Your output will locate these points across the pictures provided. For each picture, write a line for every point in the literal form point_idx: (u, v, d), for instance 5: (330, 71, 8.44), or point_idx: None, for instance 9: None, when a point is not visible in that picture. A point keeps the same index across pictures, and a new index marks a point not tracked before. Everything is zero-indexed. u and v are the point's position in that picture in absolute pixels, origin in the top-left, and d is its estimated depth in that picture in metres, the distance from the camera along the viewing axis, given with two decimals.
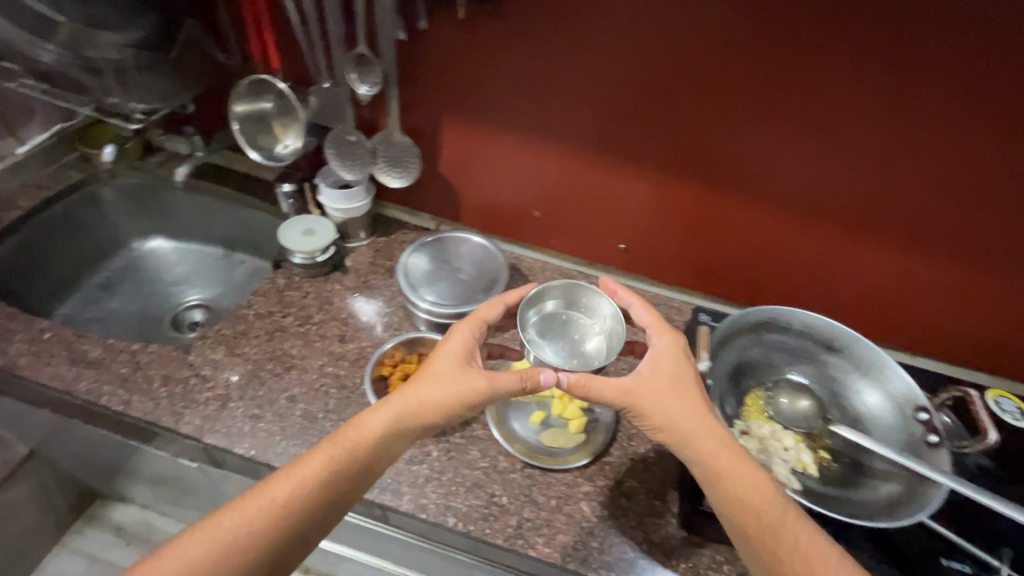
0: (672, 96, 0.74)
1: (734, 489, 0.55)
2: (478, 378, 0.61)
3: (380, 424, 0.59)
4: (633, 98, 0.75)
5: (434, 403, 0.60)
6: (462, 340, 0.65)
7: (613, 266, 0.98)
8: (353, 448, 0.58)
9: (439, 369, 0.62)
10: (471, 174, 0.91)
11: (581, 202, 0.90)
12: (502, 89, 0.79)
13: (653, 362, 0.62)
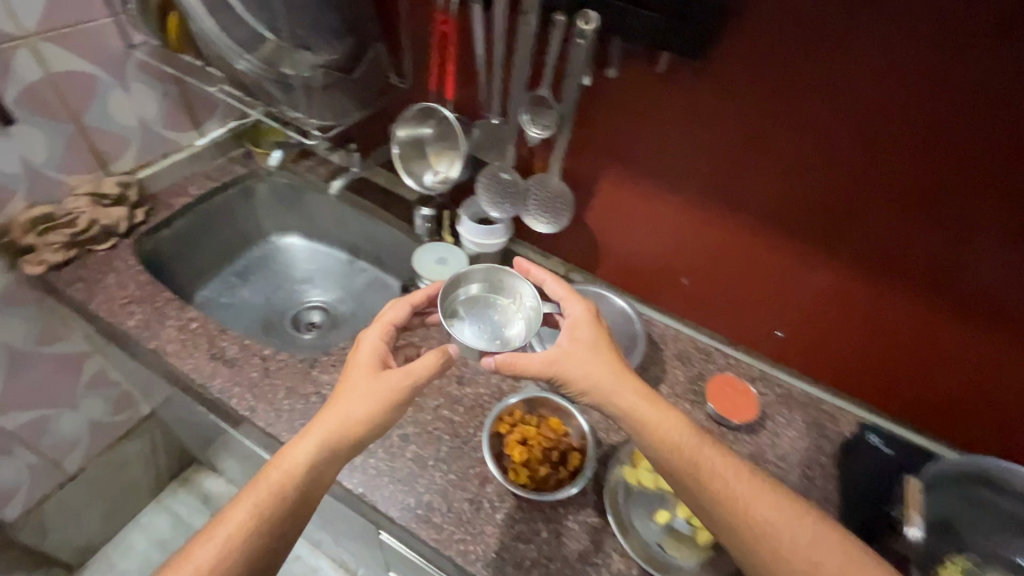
0: (862, 172, 0.63)
1: (654, 434, 0.61)
2: (392, 378, 0.66)
3: (310, 451, 0.62)
4: (843, 183, 0.64)
5: (351, 420, 0.63)
6: (367, 357, 0.68)
7: (757, 348, 0.87)
8: (289, 478, 0.61)
9: (351, 387, 0.65)
10: (623, 230, 0.85)
11: (729, 275, 0.81)
12: (688, 150, 0.71)
13: (571, 333, 0.65)
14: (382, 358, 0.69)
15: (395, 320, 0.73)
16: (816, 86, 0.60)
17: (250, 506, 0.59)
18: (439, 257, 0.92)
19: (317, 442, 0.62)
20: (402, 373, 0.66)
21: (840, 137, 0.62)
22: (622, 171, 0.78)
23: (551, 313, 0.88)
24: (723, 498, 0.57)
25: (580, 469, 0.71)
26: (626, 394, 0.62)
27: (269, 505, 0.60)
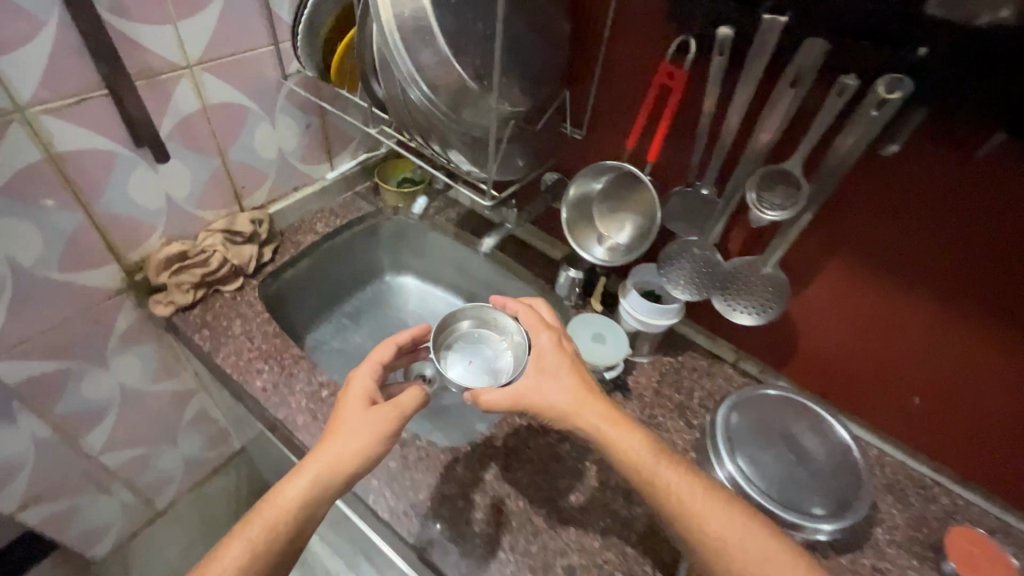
0: None
1: (625, 458, 0.55)
2: (382, 412, 0.62)
3: (303, 488, 0.57)
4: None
5: (344, 458, 0.59)
6: (355, 392, 0.65)
7: (1002, 497, 0.67)
8: (281, 517, 0.56)
9: (343, 423, 0.61)
10: (838, 324, 0.69)
11: (983, 408, 0.62)
12: (978, 255, 0.54)
13: (536, 363, 0.62)
14: (373, 396, 0.66)
15: (384, 358, 0.69)
16: None
17: (243, 546, 0.55)
18: (596, 333, 0.80)
19: (308, 480, 0.58)
20: (391, 406, 0.63)
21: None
22: (862, 263, 0.62)
23: (751, 411, 0.69)
24: (698, 534, 0.51)
25: None
26: (592, 416, 0.58)
27: (260, 549, 0.55)
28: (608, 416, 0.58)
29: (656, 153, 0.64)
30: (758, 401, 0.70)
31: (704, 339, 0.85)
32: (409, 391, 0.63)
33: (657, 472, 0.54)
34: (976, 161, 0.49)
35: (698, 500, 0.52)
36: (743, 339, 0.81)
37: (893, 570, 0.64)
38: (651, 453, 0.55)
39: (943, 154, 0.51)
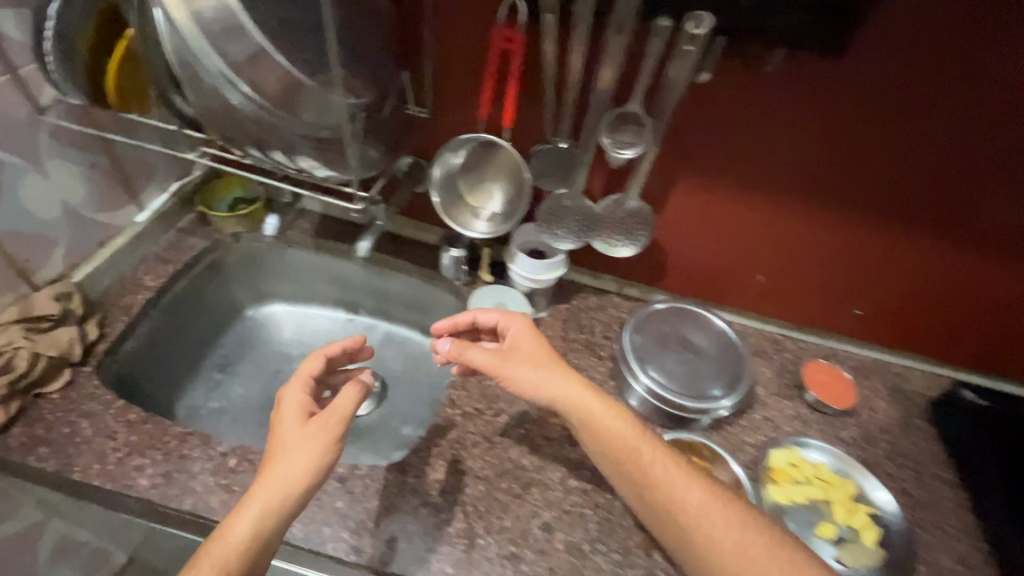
0: (972, 159, 0.63)
1: (598, 430, 0.60)
2: (323, 421, 0.55)
3: (250, 525, 0.50)
4: (972, 165, 0.63)
5: (287, 481, 0.52)
6: (291, 406, 0.57)
7: (832, 330, 0.87)
8: (228, 559, 0.48)
9: (283, 443, 0.54)
10: (696, 236, 0.79)
11: (813, 267, 0.79)
12: (800, 145, 0.66)
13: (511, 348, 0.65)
14: (312, 408, 0.59)
15: (315, 370, 0.63)
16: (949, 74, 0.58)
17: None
18: (498, 303, 0.81)
19: (254, 515, 0.51)
20: (331, 413, 0.56)
21: (975, 120, 0.60)
22: (715, 172, 0.71)
23: (641, 325, 0.79)
24: (665, 504, 0.57)
25: None
26: (608, 421, 0.60)
27: None
28: (594, 404, 0.61)
29: (510, 120, 0.65)
30: (641, 320, 0.80)
31: (587, 278, 0.92)
32: (348, 391, 0.57)
33: (649, 460, 0.59)
34: (795, 65, 0.60)
35: (674, 480, 0.58)
36: (619, 265, 0.89)
37: (779, 417, 0.79)
38: (638, 436, 0.60)
39: (762, 59, 0.60)
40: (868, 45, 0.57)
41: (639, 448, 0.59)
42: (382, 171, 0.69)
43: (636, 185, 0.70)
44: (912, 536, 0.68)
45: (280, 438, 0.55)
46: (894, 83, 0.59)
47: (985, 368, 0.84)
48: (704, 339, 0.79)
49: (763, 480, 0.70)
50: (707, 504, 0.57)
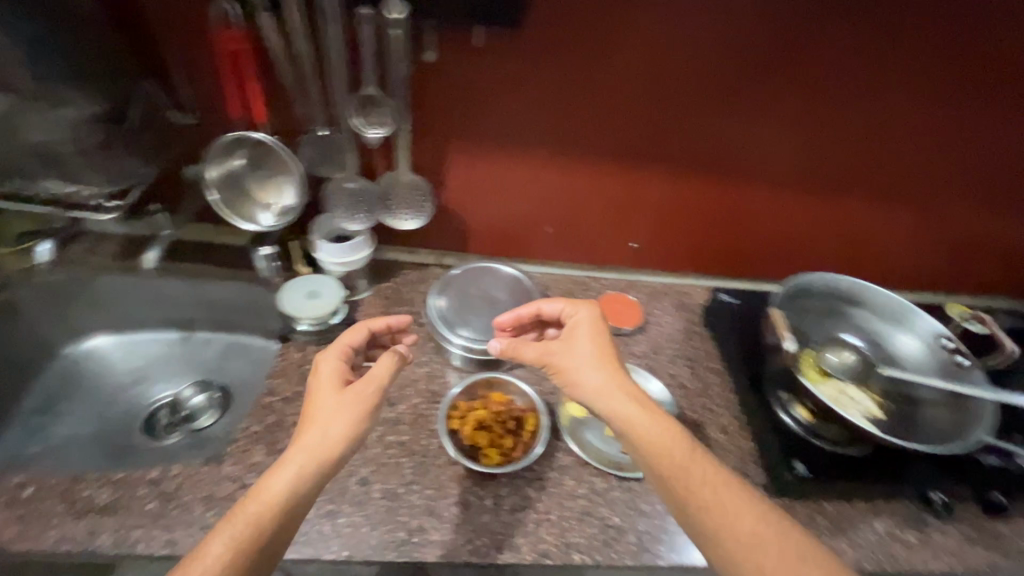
0: (677, 95, 0.76)
1: (626, 427, 0.58)
2: (360, 389, 0.60)
3: (287, 482, 0.52)
4: (667, 107, 0.77)
5: (326, 443, 0.55)
6: (327, 372, 0.62)
7: (625, 264, 1.00)
8: (259, 517, 0.50)
9: (320, 408, 0.58)
10: (485, 199, 0.88)
11: (592, 210, 0.90)
12: (541, 103, 0.75)
13: (574, 333, 0.65)
14: (347, 376, 0.63)
15: (354, 341, 0.67)
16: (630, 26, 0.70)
17: (221, 545, 0.48)
18: (311, 291, 0.85)
19: (291, 475, 0.53)
20: (368, 381, 0.61)
21: (655, 69, 0.74)
22: (474, 142, 0.80)
23: (443, 290, 0.90)
24: (691, 496, 0.54)
25: (539, 425, 0.76)
26: (635, 422, 0.58)
27: (242, 546, 0.49)
28: (620, 397, 0.59)
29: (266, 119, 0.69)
30: (444, 286, 0.90)
31: (405, 255, 0.99)
32: (384, 358, 0.62)
33: (692, 471, 0.55)
34: (500, 41, 0.69)
35: (715, 493, 0.54)
36: (430, 238, 0.96)
37: None
38: (659, 423, 0.58)
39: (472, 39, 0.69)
40: (550, 18, 0.68)
41: (663, 434, 0.57)
42: (137, 183, 0.79)
43: (403, 160, 0.78)
44: (686, 419, 0.82)
45: (320, 404, 0.59)
46: (583, 47, 0.71)
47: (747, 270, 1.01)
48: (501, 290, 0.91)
49: (563, 399, 0.82)
50: (737, 499, 0.53)
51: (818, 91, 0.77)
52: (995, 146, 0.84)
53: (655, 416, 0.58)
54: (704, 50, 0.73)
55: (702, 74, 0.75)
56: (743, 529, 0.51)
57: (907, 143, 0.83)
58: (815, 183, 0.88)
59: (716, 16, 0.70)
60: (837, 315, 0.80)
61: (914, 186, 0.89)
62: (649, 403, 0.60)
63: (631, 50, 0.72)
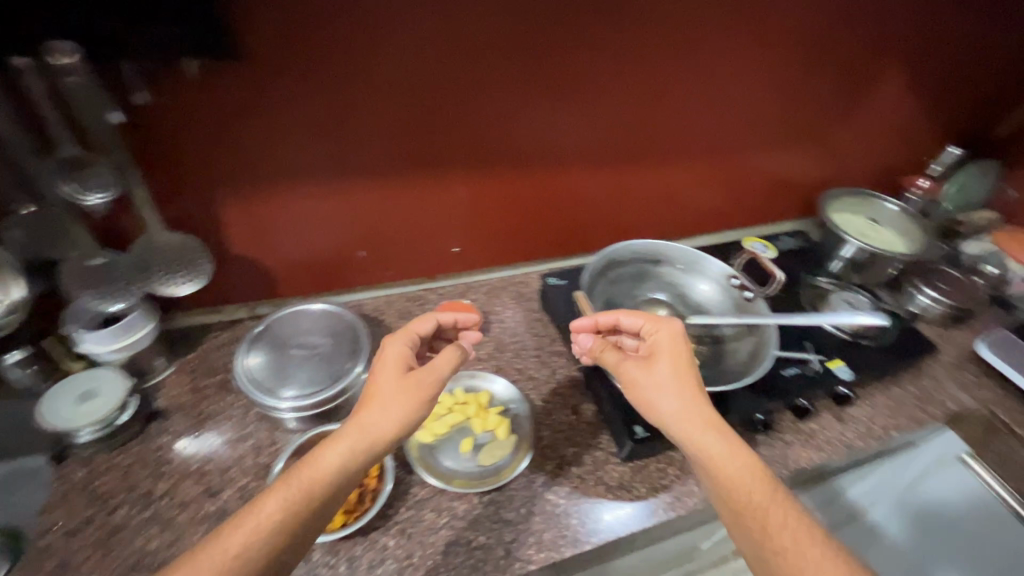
0: (445, 102, 0.76)
1: (731, 452, 0.59)
2: (421, 377, 0.64)
3: (336, 459, 0.58)
4: (436, 113, 0.76)
5: (378, 426, 0.60)
6: (393, 355, 0.67)
7: (454, 270, 0.99)
8: (310, 487, 0.56)
9: (380, 390, 0.63)
10: (279, 240, 0.81)
11: (399, 226, 0.87)
12: (304, 133, 0.71)
13: (675, 362, 0.64)
14: (409, 361, 0.68)
15: (422, 329, 0.72)
16: (370, 42, 0.67)
17: (275, 507, 0.54)
18: (83, 393, 0.70)
19: (342, 452, 0.58)
20: (429, 372, 0.65)
21: (413, 80, 0.72)
22: (239, 183, 0.72)
23: (254, 347, 0.79)
24: (743, 511, 0.56)
25: (382, 467, 0.72)
26: (726, 454, 0.58)
27: (290, 515, 0.54)
28: (699, 414, 0.61)
29: None
30: (256, 341, 0.79)
31: (211, 315, 0.87)
32: (449, 352, 0.67)
33: (768, 515, 0.55)
34: (225, 74, 0.63)
35: (787, 532, 0.54)
36: (231, 293, 0.85)
37: None
38: (726, 443, 0.59)
39: (190, 75, 0.62)
40: (274, 43, 0.63)
41: (725, 452, 0.58)
42: None
43: (153, 217, 0.70)
44: (537, 413, 0.83)
45: (382, 385, 0.64)
46: (322, 68, 0.67)
47: (569, 249, 1.06)
48: (322, 332, 0.82)
49: None
50: (791, 519, 0.55)
51: (573, 76, 0.80)
52: (804, 94, 1.00)
53: (721, 435, 0.59)
54: (451, 53, 0.72)
55: (459, 75, 0.74)
56: (791, 544, 0.53)
57: (712, 109, 0.95)
58: (600, 156, 0.93)
59: (458, 22, 0.69)
60: (645, 277, 0.85)
61: (686, 145, 0.98)
62: (720, 423, 0.61)
63: (375, 64, 0.69)
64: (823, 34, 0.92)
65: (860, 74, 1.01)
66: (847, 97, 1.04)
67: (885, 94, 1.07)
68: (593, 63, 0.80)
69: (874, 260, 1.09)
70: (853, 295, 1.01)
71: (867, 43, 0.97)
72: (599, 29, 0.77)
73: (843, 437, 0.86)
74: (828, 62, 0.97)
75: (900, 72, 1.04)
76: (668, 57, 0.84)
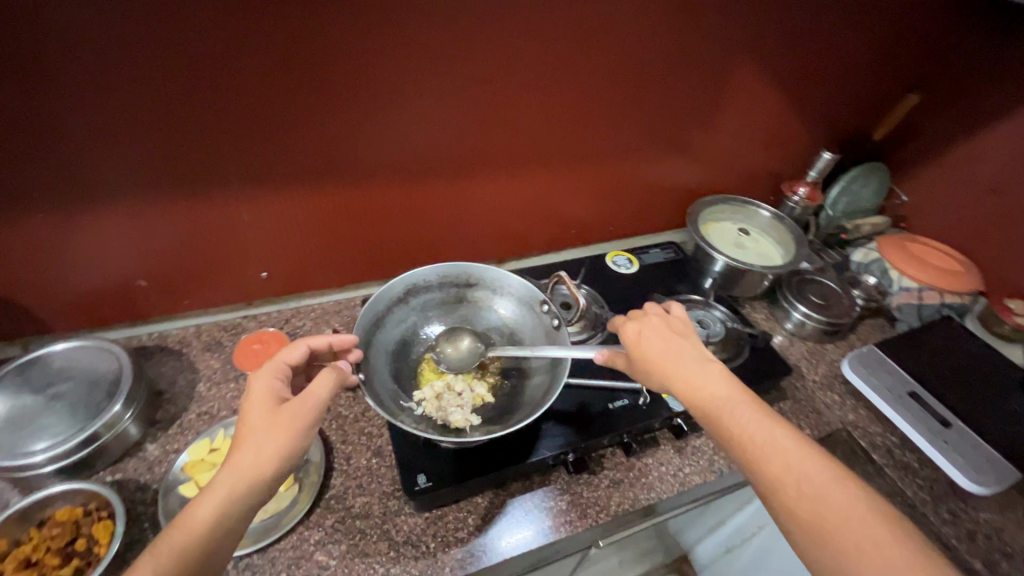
0: (203, 116, 0.67)
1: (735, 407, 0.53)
2: (294, 405, 0.51)
3: (213, 509, 0.45)
4: (184, 134, 0.68)
5: (255, 464, 0.47)
6: (258, 394, 0.53)
7: (273, 294, 0.93)
8: (183, 549, 0.43)
9: (246, 431, 0.49)
10: (32, 269, 0.72)
11: (192, 250, 0.80)
12: (19, 155, 0.62)
13: (670, 338, 0.61)
14: (281, 394, 0.54)
15: (293, 357, 0.57)
16: (77, 53, 0.57)
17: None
18: None
19: (219, 499, 0.45)
20: (305, 396, 0.52)
21: (153, 94, 0.63)
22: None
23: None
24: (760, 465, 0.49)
25: (113, 534, 0.61)
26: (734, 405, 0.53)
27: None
28: (707, 373, 0.57)
29: None
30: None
31: None
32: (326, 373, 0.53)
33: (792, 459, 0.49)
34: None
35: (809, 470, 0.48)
36: None
37: (216, 405, 0.79)
38: (735, 398, 0.54)
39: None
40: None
41: (708, 380, 0.56)
42: None
43: None
44: (335, 455, 0.75)
45: (248, 427, 0.50)
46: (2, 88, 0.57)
47: (407, 265, 1.01)
48: (82, 373, 0.73)
49: (176, 483, 0.68)
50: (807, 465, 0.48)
51: (347, 91, 0.72)
52: (653, 100, 0.93)
53: (705, 368, 0.57)
54: (177, 68, 0.62)
55: (196, 93, 0.65)
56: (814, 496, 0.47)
57: (548, 117, 0.88)
58: (411, 172, 0.86)
59: (193, 30, 0.60)
60: (454, 303, 0.77)
61: (523, 155, 0.92)
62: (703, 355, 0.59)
63: (77, 82, 0.59)
64: (654, 38, 0.84)
65: (707, 78, 0.94)
66: (698, 103, 0.98)
67: (741, 98, 1.00)
68: (367, 76, 0.72)
69: (742, 274, 1.01)
70: (708, 311, 0.95)
71: (709, 47, 0.89)
72: (372, 36, 0.68)
73: (680, 472, 0.80)
74: (667, 67, 0.89)
75: (753, 75, 0.97)
76: (462, 69, 0.76)
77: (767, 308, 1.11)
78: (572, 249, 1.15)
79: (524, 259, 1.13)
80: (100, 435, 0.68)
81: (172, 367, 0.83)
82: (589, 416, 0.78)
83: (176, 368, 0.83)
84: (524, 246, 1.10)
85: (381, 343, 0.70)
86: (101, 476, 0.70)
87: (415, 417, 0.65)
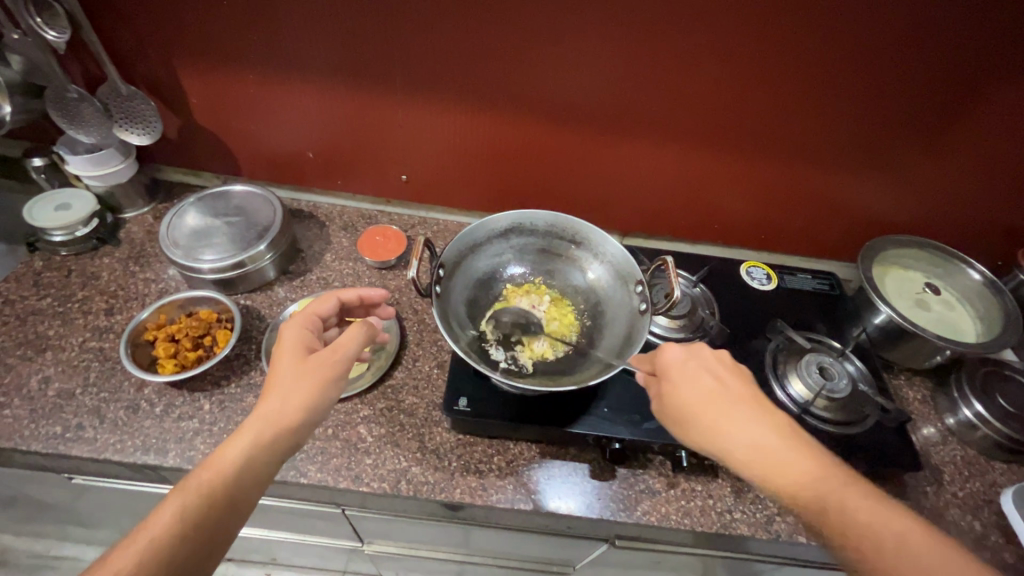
0: (383, 15, 0.73)
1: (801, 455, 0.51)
2: (325, 356, 0.55)
3: (241, 450, 0.49)
4: (364, 27, 0.75)
5: (286, 410, 0.51)
6: (290, 340, 0.57)
7: (408, 198, 1.02)
8: (210, 488, 0.46)
9: (279, 379, 0.53)
10: (238, 120, 0.89)
11: (354, 138, 0.91)
12: (244, 19, 0.75)
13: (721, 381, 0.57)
14: (312, 343, 0.58)
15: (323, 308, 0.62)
16: None
17: (171, 515, 0.44)
18: (61, 204, 0.85)
19: (248, 442, 0.49)
20: (334, 351, 0.56)
21: None
22: (190, 59, 0.80)
23: (190, 208, 0.89)
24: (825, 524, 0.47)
25: (229, 340, 0.76)
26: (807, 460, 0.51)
27: (193, 515, 0.45)
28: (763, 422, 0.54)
29: None
30: (192, 205, 0.89)
31: (192, 177, 1.00)
32: (357, 326, 0.58)
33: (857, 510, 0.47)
34: None
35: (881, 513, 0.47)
36: (205, 161, 0.96)
37: (333, 275, 0.91)
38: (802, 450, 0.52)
39: None
40: None
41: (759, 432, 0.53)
42: None
43: (127, 72, 0.82)
44: (406, 352, 0.82)
45: (281, 373, 0.54)
46: None
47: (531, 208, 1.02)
48: (246, 214, 0.89)
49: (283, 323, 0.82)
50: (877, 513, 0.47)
51: (510, 14, 0.72)
52: (861, 97, 0.76)
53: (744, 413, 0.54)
54: None
55: None
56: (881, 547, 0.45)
57: (719, 88, 0.78)
58: (555, 113, 0.85)
59: None
60: (553, 256, 0.76)
61: (680, 125, 0.84)
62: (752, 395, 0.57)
63: None
64: (887, 17, 0.67)
65: (949, 83, 0.73)
66: (924, 112, 0.77)
67: (991, 121, 0.77)
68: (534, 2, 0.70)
69: (907, 336, 0.82)
70: (839, 362, 0.79)
71: (964, 41, 0.68)
72: None
73: (728, 514, 0.71)
74: (892, 57, 0.71)
75: (1021, 92, 0.73)
76: (630, 11, 0.70)
77: (927, 389, 0.89)
78: (708, 246, 1.06)
79: (650, 240, 1.06)
80: (246, 264, 0.83)
81: (314, 231, 0.97)
82: (648, 414, 0.73)
83: (316, 235, 0.96)
84: (655, 226, 1.03)
85: (470, 268, 0.72)
86: (238, 297, 0.86)
87: (472, 343, 0.67)
